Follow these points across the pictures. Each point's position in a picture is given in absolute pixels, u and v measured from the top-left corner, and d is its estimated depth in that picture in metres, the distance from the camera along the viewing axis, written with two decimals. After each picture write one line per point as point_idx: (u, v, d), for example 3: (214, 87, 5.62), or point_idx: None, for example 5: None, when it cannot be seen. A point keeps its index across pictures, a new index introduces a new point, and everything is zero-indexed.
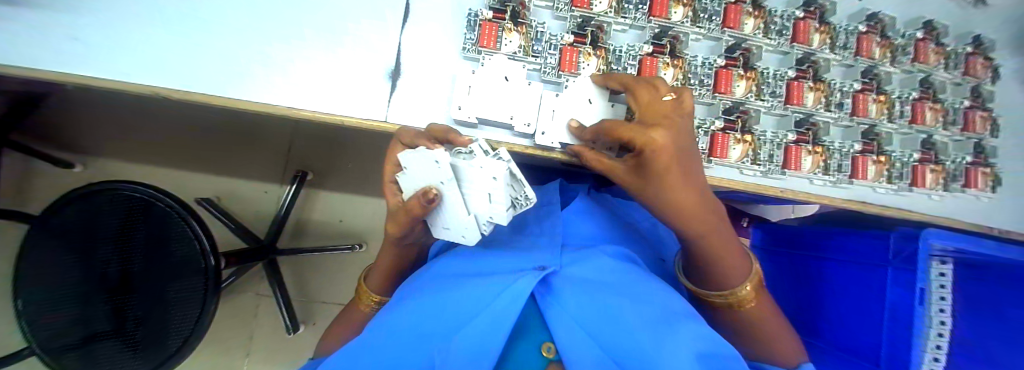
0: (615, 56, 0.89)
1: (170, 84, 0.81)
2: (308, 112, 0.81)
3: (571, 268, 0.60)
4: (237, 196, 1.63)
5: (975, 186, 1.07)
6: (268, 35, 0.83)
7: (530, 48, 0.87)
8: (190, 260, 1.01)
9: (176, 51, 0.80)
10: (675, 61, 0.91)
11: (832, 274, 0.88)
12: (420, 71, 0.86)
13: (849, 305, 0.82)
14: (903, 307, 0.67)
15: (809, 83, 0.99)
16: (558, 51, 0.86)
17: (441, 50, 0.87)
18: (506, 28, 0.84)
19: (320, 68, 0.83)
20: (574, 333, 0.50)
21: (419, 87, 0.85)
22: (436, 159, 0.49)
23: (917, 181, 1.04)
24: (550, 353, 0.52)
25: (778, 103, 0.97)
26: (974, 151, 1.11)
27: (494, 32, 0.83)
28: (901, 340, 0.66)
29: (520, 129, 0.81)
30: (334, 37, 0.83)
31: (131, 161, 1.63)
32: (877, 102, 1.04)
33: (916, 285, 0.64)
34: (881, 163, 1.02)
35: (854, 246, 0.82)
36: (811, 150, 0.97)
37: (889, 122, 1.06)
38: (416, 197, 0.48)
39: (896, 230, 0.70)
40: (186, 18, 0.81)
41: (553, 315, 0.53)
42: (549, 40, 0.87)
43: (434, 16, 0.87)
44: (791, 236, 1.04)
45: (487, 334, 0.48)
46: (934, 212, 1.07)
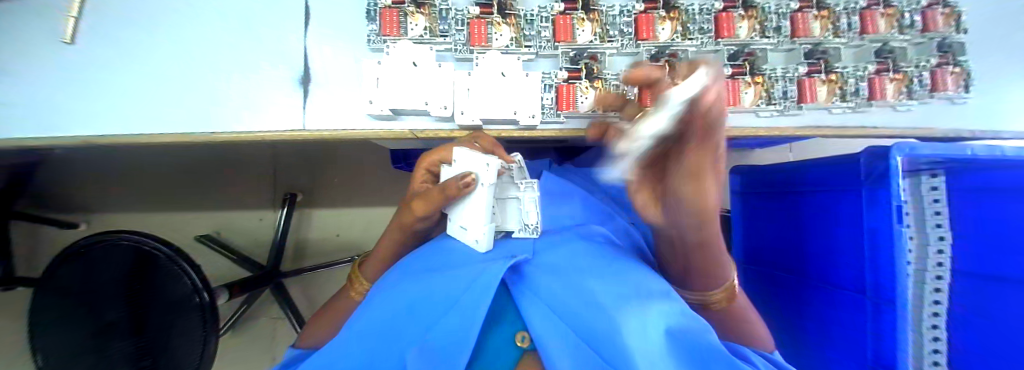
0: (526, 20, 0.81)
1: (100, 130, 0.80)
2: (237, 135, 0.79)
3: (548, 256, 0.56)
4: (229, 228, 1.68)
5: (1015, 87, 0.87)
6: (180, 62, 0.80)
7: (436, 27, 0.80)
8: (183, 297, 1.02)
9: (95, 99, 0.80)
10: (590, 15, 0.81)
11: (816, 208, 0.83)
12: (339, 73, 0.81)
13: (835, 237, 0.77)
14: (882, 229, 0.62)
15: (739, 12, 0.84)
16: (465, 26, 0.80)
17: (351, 46, 0.81)
18: (406, 11, 0.79)
19: (235, 88, 0.80)
20: (548, 319, 0.47)
21: (340, 89, 0.81)
22: (487, 161, 0.55)
23: (875, 94, 0.83)
24: (525, 343, 0.49)
25: (707, 39, 0.83)
26: (1022, 42, 0.87)
27: (396, 18, 0.79)
28: (885, 263, 0.61)
29: (437, 113, 0.76)
30: (243, 55, 0.80)
31: (124, 211, 1.69)
32: (819, 18, 0.85)
33: (891, 203, 0.59)
34: (898, 79, 0.84)
35: (832, 175, 0.76)
36: (748, 81, 0.82)
37: (836, 37, 0.85)
38: (455, 178, 0.49)
39: (865, 149, 0.66)
40: (102, 61, 0.80)
41: (529, 302, 0.49)
42: (455, 12, 0.80)
43: (338, 9, 0.81)
44: (774, 178, 0.98)
45: (459, 330, 0.45)
46: (972, 126, 0.86)
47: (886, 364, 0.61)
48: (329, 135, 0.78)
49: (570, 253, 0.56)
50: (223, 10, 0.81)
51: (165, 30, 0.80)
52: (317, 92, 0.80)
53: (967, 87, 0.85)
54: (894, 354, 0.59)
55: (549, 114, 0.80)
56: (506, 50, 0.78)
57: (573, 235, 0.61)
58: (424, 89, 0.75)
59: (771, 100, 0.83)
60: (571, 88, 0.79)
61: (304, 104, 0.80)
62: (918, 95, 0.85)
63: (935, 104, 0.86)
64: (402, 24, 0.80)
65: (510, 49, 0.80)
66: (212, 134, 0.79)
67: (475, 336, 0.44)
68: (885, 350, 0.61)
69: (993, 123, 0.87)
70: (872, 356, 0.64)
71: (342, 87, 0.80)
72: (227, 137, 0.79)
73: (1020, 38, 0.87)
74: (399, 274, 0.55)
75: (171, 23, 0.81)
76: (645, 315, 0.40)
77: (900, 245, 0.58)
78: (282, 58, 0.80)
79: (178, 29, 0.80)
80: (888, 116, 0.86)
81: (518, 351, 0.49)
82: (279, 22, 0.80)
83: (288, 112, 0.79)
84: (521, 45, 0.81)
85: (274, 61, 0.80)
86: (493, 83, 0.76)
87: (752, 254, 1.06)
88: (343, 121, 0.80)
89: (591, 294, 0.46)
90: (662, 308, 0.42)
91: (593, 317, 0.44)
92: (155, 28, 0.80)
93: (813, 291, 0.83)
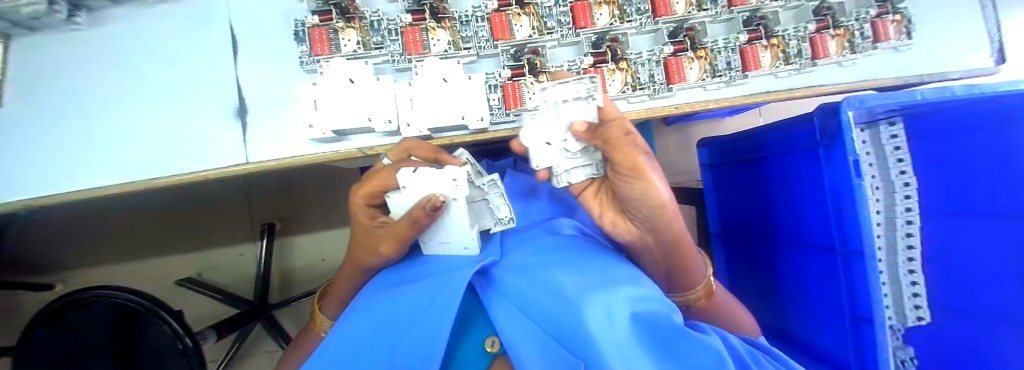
0: (461, 22, 0.80)
1: (34, 192, 0.76)
2: (183, 175, 0.76)
3: (516, 257, 0.55)
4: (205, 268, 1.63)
5: (951, 28, 0.88)
6: (110, 110, 0.77)
7: (370, 40, 0.79)
8: (163, 344, 0.95)
9: (25, 160, 0.76)
10: (527, 9, 0.80)
11: (779, 172, 0.84)
12: (278, 99, 0.78)
13: (801, 197, 0.77)
14: (840, 185, 0.62)
15: None
16: (399, 35, 0.78)
17: (286, 70, 0.79)
18: (336, 27, 0.77)
19: (174, 129, 0.77)
20: (518, 321, 0.46)
21: (281, 115, 0.78)
22: (453, 177, 0.54)
23: (818, 53, 0.84)
24: (493, 348, 0.48)
25: (646, 19, 0.83)
26: None
27: (326, 36, 0.76)
28: (850, 214, 0.61)
29: (382, 128, 0.74)
30: (177, 94, 0.77)
31: (92, 268, 1.63)
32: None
33: (849, 157, 0.59)
34: (839, 35, 0.85)
35: (789, 137, 0.77)
36: (691, 57, 0.82)
37: (773, 1, 0.86)
38: (421, 204, 0.47)
39: (819, 105, 0.66)
40: (25, 120, 0.76)
41: (496, 305, 0.48)
42: (386, 22, 0.78)
43: (267, 34, 0.79)
44: (739, 146, 1.00)
45: (425, 343, 0.42)
46: (916, 71, 0.88)
47: (863, 315, 0.61)
48: (277, 164, 0.76)
49: (538, 251, 0.55)
50: (148, 51, 0.78)
51: (90, 79, 0.77)
52: (258, 121, 0.77)
53: (907, 33, 0.86)
54: (869, 305, 0.59)
55: (498, 114, 0.79)
56: (444, 55, 0.78)
57: (539, 233, 0.60)
58: (365, 105, 0.73)
59: (716, 72, 0.83)
60: (516, 85, 0.78)
61: (246, 136, 0.77)
62: (862, 47, 0.86)
63: (879, 54, 0.87)
64: (335, 41, 0.78)
65: (449, 53, 0.79)
66: (155, 180, 0.76)
67: (443, 349, 0.41)
68: (860, 303, 0.61)
69: (936, 65, 0.89)
70: (848, 309, 0.64)
71: (284, 113, 0.78)
72: (171, 180, 0.76)
73: None
74: (368, 295, 0.52)
75: (96, 70, 0.77)
76: (611, 304, 0.39)
77: (861, 198, 0.59)
78: (216, 92, 0.77)
79: (105, 76, 0.77)
80: (835, 73, 0.86)
81: (488, 356, 0.49)
82: (207, 56, 0.78)
83: (230, 146, 0.76)
84: (460, 47, 0.80)
85: (208, 96, 0.77)
86: (435, 90, 0.75)
87: (728, 224, 1.07)
88: (289, 147, 0.77)
89: (558, 289, 0.44)
90: (628, 296, 0.41)
91: (558, 311, 0.42)
92: (80, 79, 0.77)
93: (787, 254, 0.84)
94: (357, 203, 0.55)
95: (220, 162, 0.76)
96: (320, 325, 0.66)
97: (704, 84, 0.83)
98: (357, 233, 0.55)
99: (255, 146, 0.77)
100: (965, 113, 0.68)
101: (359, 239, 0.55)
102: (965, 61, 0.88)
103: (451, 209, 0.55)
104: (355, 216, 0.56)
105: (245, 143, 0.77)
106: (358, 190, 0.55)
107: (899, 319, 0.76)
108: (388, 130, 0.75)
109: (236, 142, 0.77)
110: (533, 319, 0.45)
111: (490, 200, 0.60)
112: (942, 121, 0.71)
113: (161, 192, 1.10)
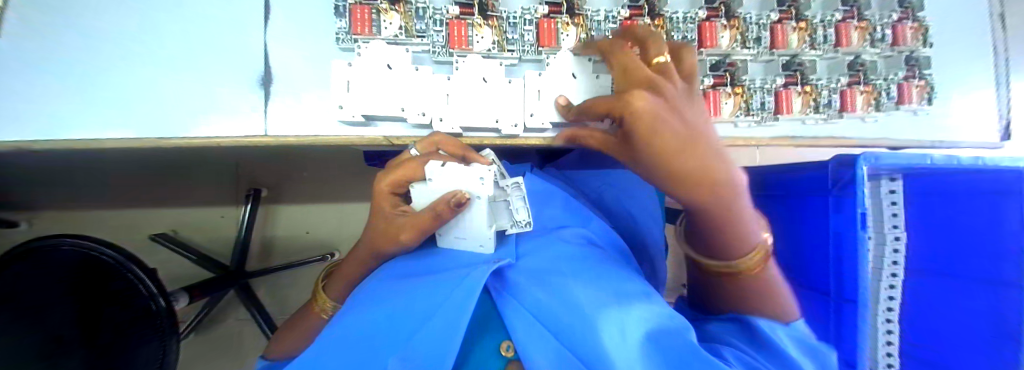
0: (508, 23, 0.78)
1: (32, 133, 0.71)
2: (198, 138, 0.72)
3: (529, 261, 0.55)
4: (189, 228, 1.57)
5: (968, 102, 0.92)
6: (127, 58, 0.73)
7: (414, 27, 0.75)
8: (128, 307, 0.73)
9: (25, 97, 0.70)
10: (575, 20, 0.80)
11: (784, 212, 0.87)
12: (310, 74, 0.75)
13: (802, 240, 0.80)
14: (845, 235, 0.65)
15: (722, 21, 0.84)
16: (444, 26, 0.76)
17: (321, 45, 0.76)
18: (381, 9, 0.74)
19: (194, 88, 0.73)
20: (532, 327, 0.45)
21: (310, 90, 0.75)
22: (481, 175, 0.52)
23: (846, 106, 0.87)
24: (509, 353, 0.47)
25: (690, 48, 0.83)
26: (976, 60, 0.93)
27: (369, 16, 0.73)
28: (847, 263, 0.64)
29: (414, 120, 0.73)
30: (202, 52, 0.73)
31: (66, 212, 1.54)
32: (796, 30, 0.87)
33: (855, 211, 0.62)
34: (866, 92, 0.88)
35: (800, 181, 0.80)
36: (728, 92, 0.83)
37: (812, 49, 0.88)
38: (444, 199, 0.47)
39: (833, 157, 0.69)
40: (33, 54, 0.71)
41: (512, 310, 0.47)
42: (433, 12, 0.76)
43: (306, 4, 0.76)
44: (749, 181, 1.01)
45: (433, 338, 0.41)
46: (930, 138, 0.92)
47: (847, 361, 0.64)
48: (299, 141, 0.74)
49: (551, 258, 0.55)
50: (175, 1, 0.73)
51: (110, 23, 0.72)
52: (284, 93, 0.74)
53: (929, 100, 0.90)
54: (854, 353, 0.62)
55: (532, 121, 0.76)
56: (488, 55, 0.76)
57: (552, 239, 0.60)
58: (400, 94, 0.72)
59: (749, 111, 0.85)
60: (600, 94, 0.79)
61: (269, 106, 0.74)
62: (885, 107, 0.89)
63: (898, 116, 0.90)
64: (376, 22, 0.74)
65: (492, 52, 0.77)
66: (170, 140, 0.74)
67: (454, 349, 0.39)
68: (846, 348, 0.64)
69: (949, 135, 0.92)
70: (834, 352, 0.67)
71: (312, 89, 0.75)
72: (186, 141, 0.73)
73: (973, 57, 0.93)
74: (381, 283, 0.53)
75: (117, 13, 0.73)
76: (624, 321, 0.41)
77: (863, 250, 0.61)
78: (243, 56, 0.74)
79: (125, 22, 0.72)
80: (859, 127, 0.89)
81: (501, 362, 0.47)
82: (239, 17, 0.74)
83: (251, 114, 0.73)
84: (503, 48, 0.78)
85: (235, 59, 0.74)
86: (472, 89, 0.74)
87: None
88: (313, 124, 0.75)
89: (574, 301, 0.45)
90: (644, 313, 0.42)
91: (575, 323, 0.42)
92: (99, 22, 0.72)
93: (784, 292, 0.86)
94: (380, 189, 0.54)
95: (238, 129, 0.73)
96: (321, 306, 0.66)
97: (736, 120, 0.84)
98: (376, 221, 0.55)
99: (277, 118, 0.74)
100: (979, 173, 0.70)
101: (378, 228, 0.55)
102: (973, 135, 0.93)
103: (473, 208, 0.53)
104: (376, 203, 0.55)
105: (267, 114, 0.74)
106: (382, 178, 0.53)
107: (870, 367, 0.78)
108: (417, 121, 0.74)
109: (258, 111, 0.74)
110: (546, 325, 0.45)
111: (511, 202, 0.59)
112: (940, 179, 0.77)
113: (160, 149, 1.05)
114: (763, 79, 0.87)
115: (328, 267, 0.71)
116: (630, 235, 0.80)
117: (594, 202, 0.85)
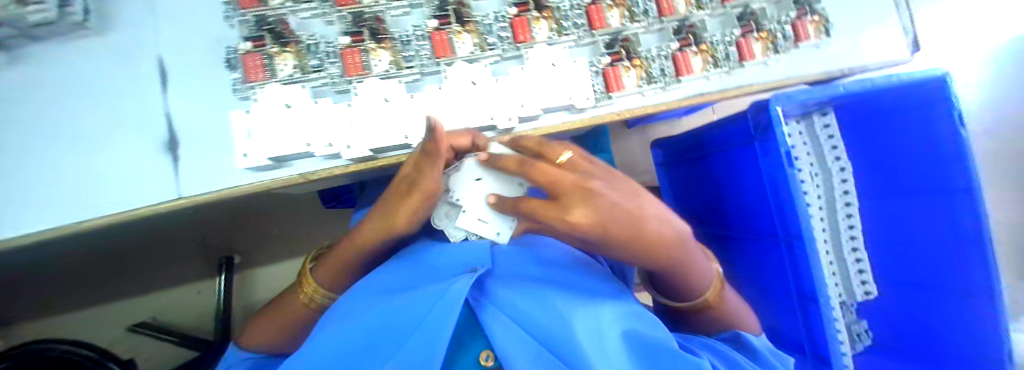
0: (405, 48, 0.57)
1: None
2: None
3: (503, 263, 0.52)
4: (182, 308, 1.34)
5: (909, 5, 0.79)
6: None
7: (309, 63, 0.54)
8: None
9: None
10: (467, 27, 0.58)
11: (723, 167, 0.88)
12: (92, 133, 0.54)
13: (741, 191, 0.82)
14: (776, 177, 0.66)
15: (607, 2, 0.63)
16: (338, 57, 0.54)
17: (100, 94, 0.55)
18: (270, 52, 0.52)
19: None
20: (508, 324, 0.41)
21: (107, 154, 0.54)
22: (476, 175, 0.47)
23: (744, 56, 0.67)
24: (488, 362, 0.42)
25: (583, 32, 0.62)
26: None
27: (262, 61, 0.52)
28: (788, 205, 0.65)
29: (291, 149, 0.49)
30: None
31: None
32: None
33: (779, 149, 0.64)
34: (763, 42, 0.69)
35: (730, 134, 0.81)
36: (627, 67, 0.62)
37: (700, 10, 0.68)
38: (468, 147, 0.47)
39: (751, 105, 0.71)
40: None
41: (491, 316, 0.42)
42: (324, 44, 0.54)
43: (109, 49, 0.55)
44: (690, 143, 1.01)
45: (418, 358, 0.37)
46: (903, 63, 0.75)
47: (809, 295, 0.64)
48: (151, 207, 0.53)
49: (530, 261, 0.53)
50: None
51: None
52: (117, 161, 0.53)
53: (827, 33, 0.72)
54: (813, 289, 0.63)
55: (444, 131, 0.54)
56: (387, 74, 0.54)
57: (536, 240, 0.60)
58: (296, 127, 0.50)
59: (701, 84, 0.66)
60: (618, 68, 0.61)
61: (122, 175, 0.53)
62: (783, 49, 0.70)
63: (835, 51, 0.73)
64: (272, 67, 0.52)
65: (391, 72, 0.55)
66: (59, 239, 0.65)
67: (439, 358, 0.35)
68: (806, 285, 0.64)
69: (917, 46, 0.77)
70: (797, 289, 0.68)
71: (152, 152, 0.54)
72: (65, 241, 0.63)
73: None
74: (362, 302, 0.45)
75: None
76: (601, 319, 0.42)
77: (795, 187, 0.62)
78: (33, 136, 0.53)
79: None
80: (814, 57, 0.72)
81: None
82: None
83: (81, 199, 0.53)
84: (402, 67, 0.56)
85: (28, 139, 0.53)
86: (374, 111, 0.52)
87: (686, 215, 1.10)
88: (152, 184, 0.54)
89: (551, 302, 0.42)
90: (611, 314, 0.44)
91: (552, 324, 0.40)
92: None
93: (741, 244, 0.86)
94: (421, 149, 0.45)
95: (44, 227, 0.51)
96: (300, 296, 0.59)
97: (697, 96, 0.65)
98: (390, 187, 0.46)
99: (116, 198, 0.53)
100: (893, 102, 0.76)
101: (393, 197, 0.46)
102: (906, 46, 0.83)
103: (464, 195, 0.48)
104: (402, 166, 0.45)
105: (102, 192, 0.53)
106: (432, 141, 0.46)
107: (848, 295, 0.88)
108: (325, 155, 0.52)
109: (87, 193, 0.53)
110: (524, 331, 0.41)
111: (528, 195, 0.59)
112: (869, 110, 0.81)
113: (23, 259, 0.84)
114: (657, 46, 0.66)
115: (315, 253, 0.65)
116: None
117: None
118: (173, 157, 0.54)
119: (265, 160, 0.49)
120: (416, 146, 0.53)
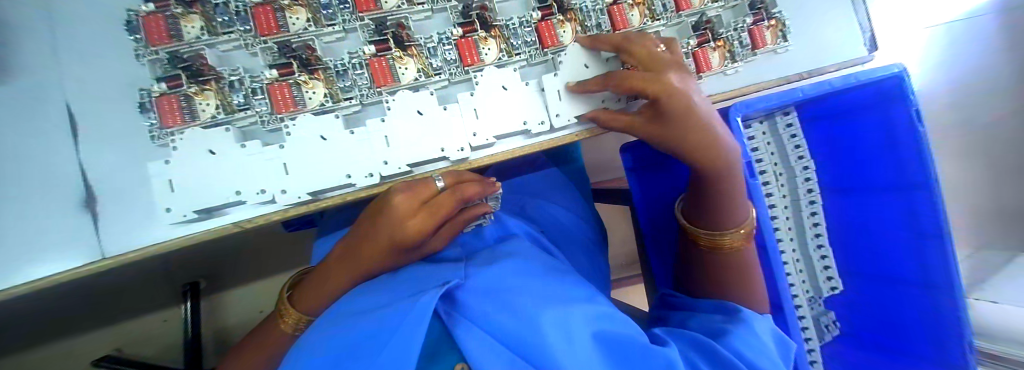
0: (341, 77, 0.56)
1: None
2: None
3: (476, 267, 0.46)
4: (155, 339, 1.26)
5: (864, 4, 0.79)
6: None
7: (233, 102, 0.54)
8: None
9: None
10: (410, 51, 0.56)
11: None
12: (23, 195, 0.52)
13: None
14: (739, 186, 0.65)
15: (557, 17, 0.62)
16: (266, 93, 0.54)
17: (29, 153, 0.53)
18: (188, 92, 0.52)
19: None
20: (485, 340, 0.36)
21: (38, 216, 0.52)
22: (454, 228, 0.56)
23: (701, 66, 0.66)
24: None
25: (534, 51, 0.61)
26: None
27: (179, 104, 0.52)
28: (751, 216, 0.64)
29: (229, 198, 0.50)
30: None
31: None
32: (634, 5, 0.66)
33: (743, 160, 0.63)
34: (720, 48, 0.68)
35: None
36: None
37: (654, 20, 0.67)
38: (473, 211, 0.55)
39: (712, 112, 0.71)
40: None
41: (466, 330, 0.37)
42: (248, 80, 0.54)
43: (25, 106, 0.54)
44: None
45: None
46: (860, 62, 0.75)
47: (775, 303, 0.63)
48: (80, 267, 0.51)
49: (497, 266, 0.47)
50: None
51: None
52: (41, 224, 0.52)
53: (784, 37, 0.72)
54: (778, 293, 0.62)
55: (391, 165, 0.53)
56: (322, 109, 0.53)
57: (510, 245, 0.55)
58: (228, 176, 0.50)
59: None
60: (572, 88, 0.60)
61: (51, 237, 0.52)
62: (741, 57, 0.70)
63: (791, 53, 0.73)
64: (190, 109, 0.52)
65: (327, 107, 0.54)
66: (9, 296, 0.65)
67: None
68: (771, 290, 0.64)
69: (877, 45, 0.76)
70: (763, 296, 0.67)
71: (71, 213, 0.53)
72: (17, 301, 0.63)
73: None
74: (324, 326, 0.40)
75: None
76: (573, 317, 0.37)
77: (759, 197, 0.61)
78: None
79: None
80: (775, 62, 0.72)
81: None
82: None
83: (7, 267, 0.52)
84: (339, 99, 0.55)
85: None
86: (313, 150, 0.52)
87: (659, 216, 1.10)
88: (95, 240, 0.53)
89: (521, 307, 0.38)
90: (585, 312, 0.39)
91: (523, 328, 0.35)
92: None
93: None
94: (414, 221, 0.46)
95: None
96: (282, 323, 0.58)
97: None
98: (382, 249, 0.48)
99: (45, 262, 0.52)
100: (852, 102, 0.77)
101: (387, 255, 0.49)
102: None
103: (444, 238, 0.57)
104: (396, 236, 0.46)
105: (31, 255, 0.52)
106: (423, 214, 0.46)
107: (815, 291, 0.90)
108: (260, 201, 0.51)
109: (15, 257, 0.52)
110: (499, 339, 0.36)
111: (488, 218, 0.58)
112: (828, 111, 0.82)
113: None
114: None
115: (296, 278, 0.64)
116: (569, 228, 0.83)
117: (553, 204, 0.85)
118: (92, 217, 0.53)
119: (190, 213, 0.49)
120: (361, 185, 0.52)
